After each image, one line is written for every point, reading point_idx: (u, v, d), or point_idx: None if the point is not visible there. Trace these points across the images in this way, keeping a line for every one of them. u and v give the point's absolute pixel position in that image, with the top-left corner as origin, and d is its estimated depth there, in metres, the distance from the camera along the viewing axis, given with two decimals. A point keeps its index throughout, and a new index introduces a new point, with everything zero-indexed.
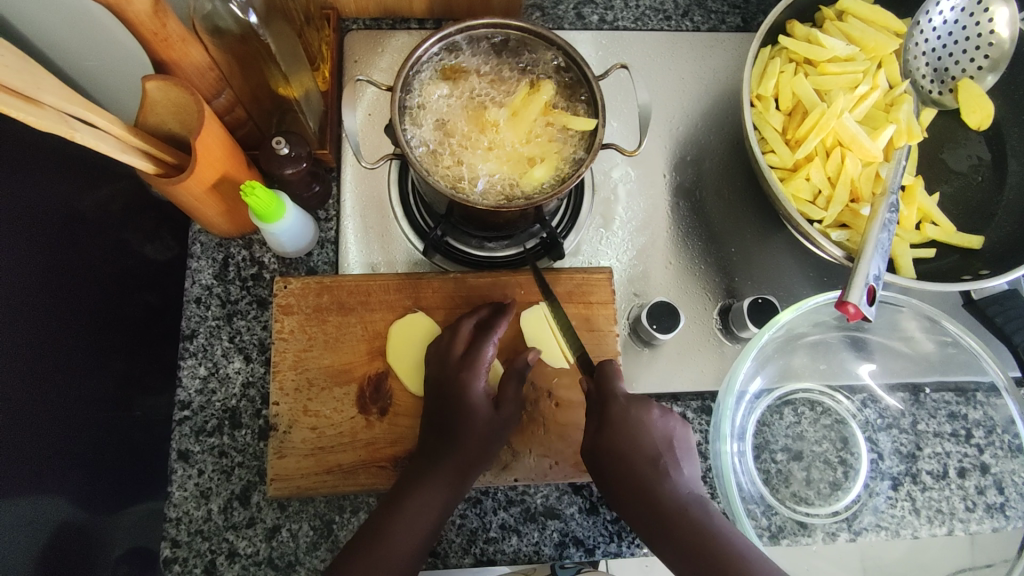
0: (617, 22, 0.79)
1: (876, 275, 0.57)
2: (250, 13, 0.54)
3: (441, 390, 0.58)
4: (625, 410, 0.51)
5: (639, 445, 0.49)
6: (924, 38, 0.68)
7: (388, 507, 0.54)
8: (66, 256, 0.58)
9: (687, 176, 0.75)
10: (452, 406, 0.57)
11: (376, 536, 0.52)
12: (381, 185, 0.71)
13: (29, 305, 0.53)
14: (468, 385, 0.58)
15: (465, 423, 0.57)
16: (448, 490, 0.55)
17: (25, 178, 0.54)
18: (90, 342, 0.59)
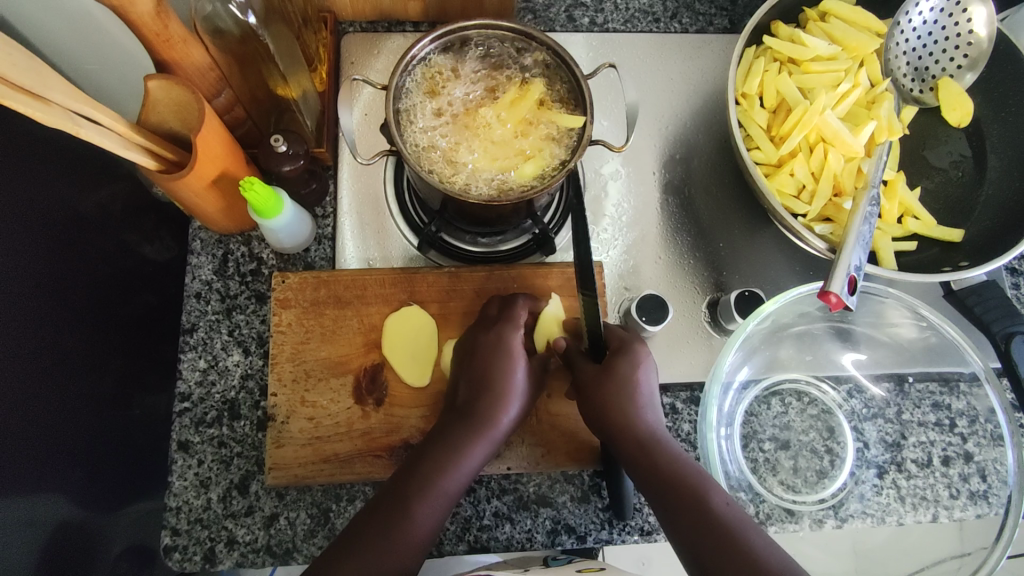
0: (608, 24, 0.81)
1: (857, 266, 0.59)
2: (249, 14, 0.56)
3: (477, 348, 0.62)
4: (607, 372, 0.58)
5: (627, 407, 0.56)
6: (904, 37, 0.70)
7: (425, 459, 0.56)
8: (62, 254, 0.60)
9: (676, 174, 0.77)
10: (494, 361, 0.60)
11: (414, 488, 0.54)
12: (377, 182, 0.72)
13: (26, 300, 0.56)
14: (506, 337, 0.61)
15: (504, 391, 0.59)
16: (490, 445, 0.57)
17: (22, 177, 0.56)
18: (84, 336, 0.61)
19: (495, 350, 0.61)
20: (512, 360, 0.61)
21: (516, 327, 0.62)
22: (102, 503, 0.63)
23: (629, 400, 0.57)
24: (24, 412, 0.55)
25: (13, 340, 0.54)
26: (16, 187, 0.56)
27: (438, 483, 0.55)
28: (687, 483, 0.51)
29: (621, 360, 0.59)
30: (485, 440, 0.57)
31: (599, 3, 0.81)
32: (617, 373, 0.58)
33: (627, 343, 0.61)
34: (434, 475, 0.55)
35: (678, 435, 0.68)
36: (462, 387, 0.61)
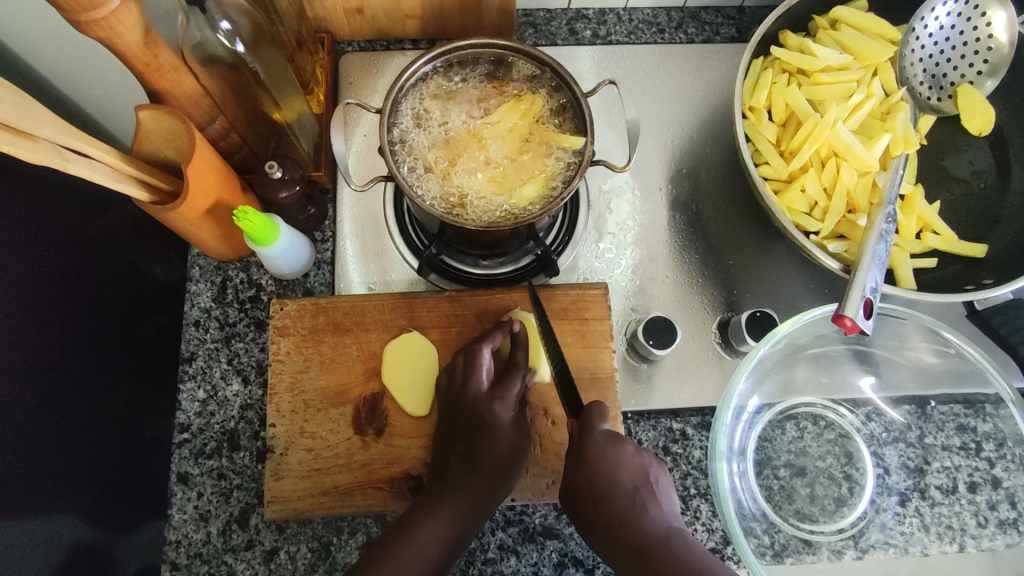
0: (611, 36, 0.79)
1: (873, 287, 0.56)
2: (237, 42, 0.56)
3: (456, 406, 0.59)
4: (602, 450, 0.51)
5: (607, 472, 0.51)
6: (920, 44, 0.67)
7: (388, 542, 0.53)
8: (67, 278, 0.61)
9: (683, 189, 0.74)
10: (478, 436, 0.57)
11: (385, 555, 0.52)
12: (376, 205, 0.71)
13: (33, 327, 0.56)
14: (498, 415, 0.58)
15: (496, 456, 0.57)
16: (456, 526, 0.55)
17: (18, 202, 0.57)
18: (83, 360, 0.61)
19: (478, 423, 0.57)
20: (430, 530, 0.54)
21: (508, 406, 0.58)
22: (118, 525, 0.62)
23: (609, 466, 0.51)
24: (35, 434, 0.54)
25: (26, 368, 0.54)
26: (19, 215, 0.56)
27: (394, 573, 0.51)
28: (675, 548, 0.46)
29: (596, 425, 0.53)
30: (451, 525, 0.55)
31: (602, 15, 0.80)
32: (605, 454, 0.51)
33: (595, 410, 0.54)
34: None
35: (688, 463, 0.65)
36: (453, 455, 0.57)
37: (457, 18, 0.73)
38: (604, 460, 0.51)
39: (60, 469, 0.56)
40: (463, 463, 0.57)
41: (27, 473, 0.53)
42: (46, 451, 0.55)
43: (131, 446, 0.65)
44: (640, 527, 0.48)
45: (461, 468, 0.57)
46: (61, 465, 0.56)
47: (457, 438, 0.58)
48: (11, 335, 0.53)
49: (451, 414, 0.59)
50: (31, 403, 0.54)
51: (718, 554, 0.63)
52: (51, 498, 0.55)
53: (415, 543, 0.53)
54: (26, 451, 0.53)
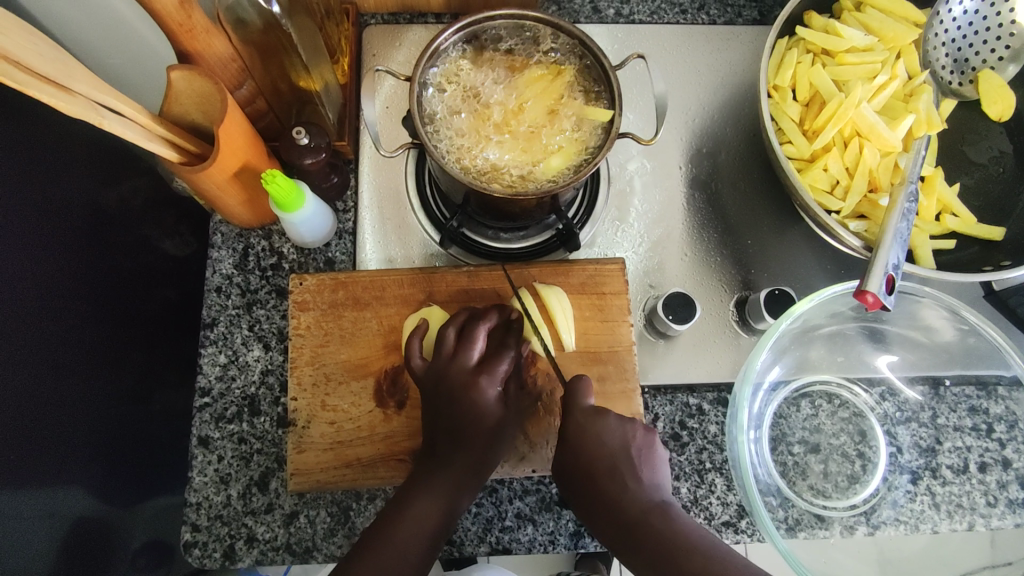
0: (634, 15, 0.79)
1: (895, 264, 0.56)
2: (274, 3, 0.55)
3: (443, 382, 0.56)
4: (580, 425, 0.53)
5: (589, 445, 0.52)
6: (944, 27, 0.68)
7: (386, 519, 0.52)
8: (74, 247, 0.61)
9: (703, 168, 0.75)
10: (463, 412, 0.55)
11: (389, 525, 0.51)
12: (398, 177, 0.71)
13: (37, 295, 0.56)
14: (481, 392, 0.55)
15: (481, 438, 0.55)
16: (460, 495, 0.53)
17: (34, 167, 0.57)
18: (90, 329, 0.61)
19: (464, 400, 0.55)
20: (421, 508, 0.52)
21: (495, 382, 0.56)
22: (120, 496, 0.64)
23: (586, 435, 0.52)
24: (42, 404, 0.55)
25: (27, 333, 0.54)
26: (34, 182, 0.57)
27: (393, 547, 0.50)
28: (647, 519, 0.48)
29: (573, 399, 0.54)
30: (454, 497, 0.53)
31: None
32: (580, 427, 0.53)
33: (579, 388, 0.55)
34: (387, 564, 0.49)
35: (704, 437, 0.66)
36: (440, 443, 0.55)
37: None
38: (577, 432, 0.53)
39: (64, 446, 0.58)
40: (451, 441, 0.55)
41: (29, 445, 0.54)
42: (53, 424, 0.57)
43: (135, 420, 0.67)
44: (615, 499, 0.49)
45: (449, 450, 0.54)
46: (67, 439, 0.58)
47: (442, 414, 0.55)
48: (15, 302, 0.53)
49: (435, 393, 0.56)
50: (38, 375, 0.55)
51: (732, 527, 0.63)
52: (56, 468, 0.57)
53: (410, 518, 0.51)
54: (33, 423, 0.54)
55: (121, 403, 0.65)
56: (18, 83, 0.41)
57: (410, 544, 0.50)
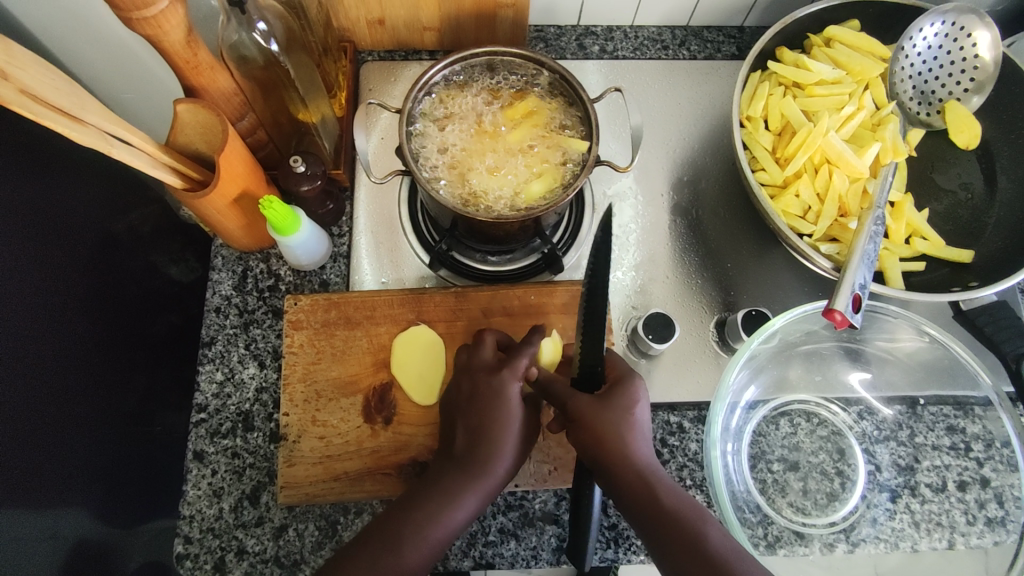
0: (618, 51, 0.84)
1: (862, 284, 0.59)
2: (272, 42, 0.60)
3: (477, 389, 0.58)
4: (616, 412, 0.54)
5: (623, 441, 0.52)
6: (909, 61, 0.71)
7: (408, 503, 0.52)
8: (85, 272, 0.64)
9: (684, 196, 0.78)
10: (485, 405, 0.56)
11: (411, 505, 0.52)
12: (391, 203, 0.75)
13: (50, 315, 0.59)
14: (503, 385, 0.57)
15: (506, 426, 0.56)
16: (478, 497, 0.53)
17: (50, 198, 0.61)
18: (98, 349, 0.65)
19: (488, 392, 0.57)
20: (457, 500, 0.52)
21: (515, 375, 0.58)
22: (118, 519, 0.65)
23: (623, 431, 0.53)
24: (49, 424, 0.58)
25: (39, 351, 0.57)
26: (47, 210, 0.60)
27: (427, 531, 0.50)
28: (692, 525, 0.47)
29: (620, 393, 0.55)
30: (471, 494, 0.52)
31: (609, 31, 0.84)
32: (621, 419, 0.53)
33: (623, 376, 0.58)
34: (420, 527, 0.50)
35: (685, 455, 0.67)
36: (461, 426, 0.57)
37: (472, 30, 0.77)
38: (620, 424, 0.53)
39: (70, 464, 0.60)
40: (470, 435, 0.56)
41: (39, 458, 0.56)
42: (61, 443, 0.59)
43: (139, 441, 0.69)
44: (663, 496, 0.49)
45: (468, 440, 0.55)
46: (71, 457, 0.60)
47: (464, 411, 0.57)
48: (30, 321, 0.57)
49: (467, 394, 0.58)
50: (46, 396, 0.58)
51: None
52: (61, 488, 0.59)
53: (437, 511, 0.51)
54: (39, 442, 0.57)
55: (123, 424, 0.68)
56: (35, 114, 0.45)
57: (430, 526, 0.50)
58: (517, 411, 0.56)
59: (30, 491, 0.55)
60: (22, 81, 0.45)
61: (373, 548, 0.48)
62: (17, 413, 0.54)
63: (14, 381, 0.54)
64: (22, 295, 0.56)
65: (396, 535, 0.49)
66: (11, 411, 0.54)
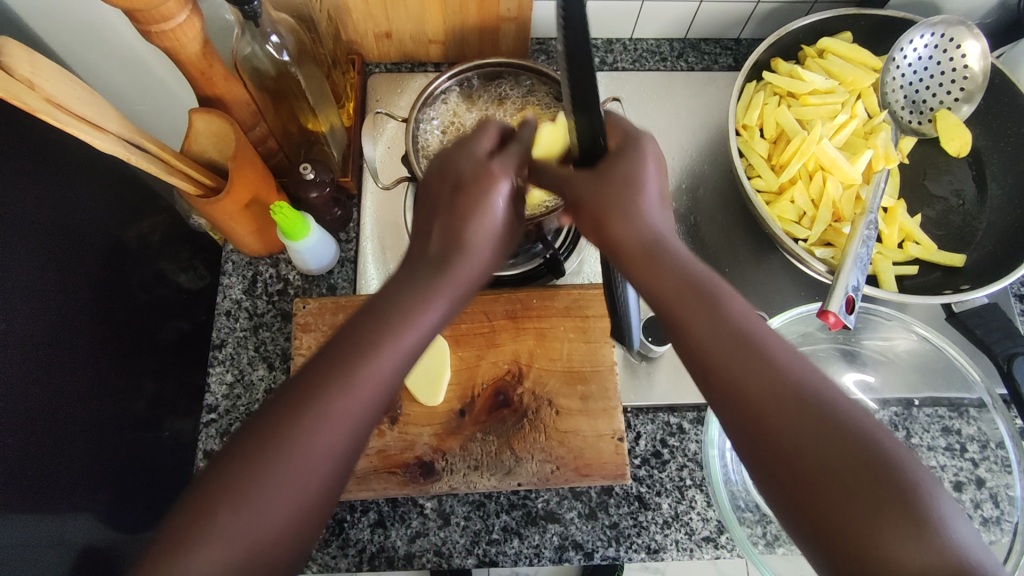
0: (616, 64, 0.86)
1: (855, 286, 0.60)
2: (284, 54, 0.62)
3: (458, 179, 0.45)
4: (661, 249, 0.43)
5: (672, 272, 0.41)
6: (900, 71, 0.73)
7: (331, 364, 0.39)
8: (99, 278, 0.67)
9: (683, 203, 0.80)
10: (467, 207, 0.44)
11: (325, 381, 0.39)
12: (397, 210, 0.77)
13: (66, 318, 0.61)
14: (489, 191, 0.45)
15: (481, 244, 0.44)
16: (443, 304, 0.42)
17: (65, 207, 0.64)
18: (111, 353, 0.67)
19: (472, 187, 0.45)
20: (414, 311, 0.41)
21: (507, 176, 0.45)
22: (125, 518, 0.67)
23: (677, 268, 0.42)
24: (63, 424, 0.60)
25: (55, 353, 0.59)
26: (63, 219, 0.63)
27: (332, 401, 0.38)
28: (755, 351, 0.38)
29: (614, 164, 0.45)
30: (440, 294, 0.42)
31: (609, 44, 0.87)
32: (626, 194, 0.44)
33: (628, 136, 0.47)
34: (326, 386, 0.39)
35: (685, 455, 0.69)
36: (438, 227, 0.44)
37: (475, 43, 0.80)
38: (626, 202, 0.44)
39: (82, 465, 0.62)
40: (446, 234, 0.44)
41: (54, 456, 0.58)
42: (72, 444, 0.61)
43: (147, 446, 0.72)
44: (700, 333, 0.39)
45: (446, 235, 0.44)
46: (83, 457, 0.62)
47: (446, 203, 0.45)
48: (46, 324, 0.59)
49: (442, 177, 0.46)
50: (61, 397, 0.60)
51: (712, 542, 0.65)
52: (71, 488, 0.60)
53: (366, 371, 0.39)
54: (52, 442, 0.58)
55: (130, 428, 0.70)
56: (60, 123, 0.47)
57: (346, 404, 0.38)
58: (487, 261, 0.45)
59: (43, 491, 0.57)
60: (47, 91, 0.48)
61: (280, 407, 0.38)
62: (33, 412, 0.56)
63: (31, 382, 0.56)
64: (40, 298, 0.58)
65: (321, 379, 0.39)
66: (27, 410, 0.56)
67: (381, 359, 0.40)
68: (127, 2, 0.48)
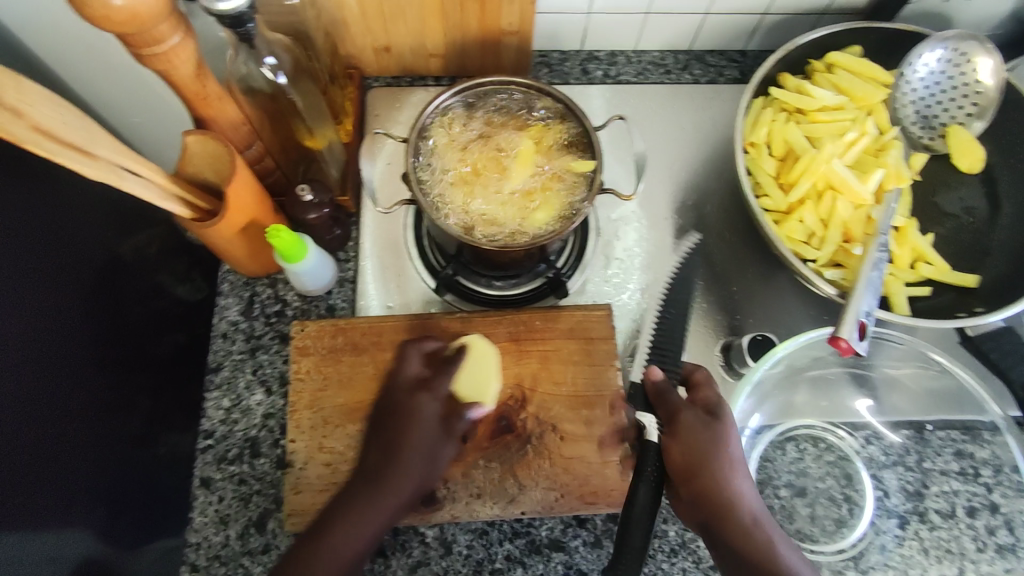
0: (620, 76, 0.84)
1: (867, 312, 0.59)
2: (280, 74, 0.61)
3: (391, 411, 0.61)
4: (699, 426, 0.58)
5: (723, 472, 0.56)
6: (911, 87, 0.71)
7: (333, 511, 0.57)
8: (94, 295, 0.64)
9: (688, 219, 0.78)
10: (400, 425, 0.60)
11: (334, 527, 0.56)
12: (396, 229, 0.76)
13: (61, 338, 0.59)
14: (420, 408, 0.61)
15: (416, 452, 0.59)
16: (395, 507, 0.58)
17: (53, 219, 0.62)
18: (110, 372, 0.64)
19: (402, 414, 0.60)
20: (367, 518, 0.57)
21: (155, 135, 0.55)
22: (126, 540, 0.61)
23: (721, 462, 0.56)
24: (63, 451, 0.57)
25: (50, 376, 0.57)
26: (52, 235, 0.61)
27: (325, 555, 0.54)
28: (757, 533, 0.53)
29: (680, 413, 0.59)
30: (393, 501, 0.58)
31: (612, 56, 0.85)
32: (711, 453, 0.56)
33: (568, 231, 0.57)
34: (333, 537, 0.55)
35: None
36: (373, 446, 0.60)
37: (476, 57, 0.78)
38: (711, 450, 0.57)
39: (78, 485, 0.57)
40: (382, 457, 0.59)
41: (53, 484, 0.55)
42: (76, 471, 0.57)
43: (141, 463, 0.65)
44: (678, 456, 0.57)
45: (375, 463, 0.59)
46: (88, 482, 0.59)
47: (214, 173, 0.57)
48: (42, 347, 0.56)
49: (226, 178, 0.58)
50: (61, 422, 0.57)
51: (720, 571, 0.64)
52: (68, 510, 0.56)
53: (364, 513, 0.57)
54: (53, 470, 0.55)
55: (124, 444, 0.65)
56: (48, 153, 0.46)
57: (350, 537, 0.55)
58: (429, 434, 0.60)
59: (41, 517, 0.53)
60: (35, 118, 0.46)
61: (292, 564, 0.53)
62: (32, 438, 0.53)
63: (29, 407, 0.54)
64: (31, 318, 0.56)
65: (400, 478, 0.58)
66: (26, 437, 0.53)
67: (430, 472, 0.60)
68: (116, 26, 0.46)
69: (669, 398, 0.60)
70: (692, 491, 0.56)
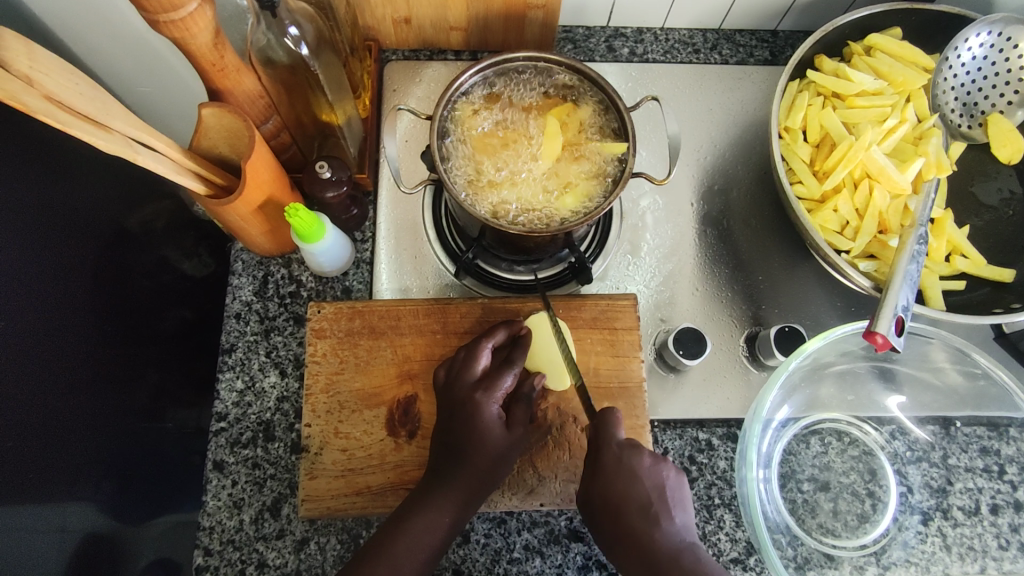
0: (647, 54, 0.81)
1: (905, 306, 0.57)
2: (302, 45, 0.58)
3: (453, 414, 0.58)
4: (618, 459, 0.52)
5: (633, 486, 0.51)
6: (952, 73, 0.69)
7: (393, 523, 0.54)
8: (98, 268, 0.62)
9: (714, 205, 0.76)
10: (465, 427, 0.57)
11: (389, 537, 0.53)
12: (414, 210, 0.73)
13: (64, 313, 0.57)
14: (483, 408, 0.57)
15: (485, 457, 0.56)
16: (455, 511, 0.55)
17: (57, 184, 0.59)
18: (114, 347, 0.62)
19: (464, 417, 0.57)
20: (426, 528, 0.54)
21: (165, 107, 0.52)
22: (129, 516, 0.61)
23: (640, 478, 0.51)
24: (65, 427, 0.55)
25: (52, 351, 0.55)
26: (60, 205, 0.58)
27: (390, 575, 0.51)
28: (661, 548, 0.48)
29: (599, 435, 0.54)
30: (452, 508, 0.55)
31: (639, 33, 0.82)
32: (617, 475, 0.51)
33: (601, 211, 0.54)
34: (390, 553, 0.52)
35: (714, 473, 0.66)
36: (443, 446, 0.57)
37: (500, 31, 0.75)
38: (625, 474, 0.51)
39: (82, 459, 0.57)
40: (456, 458, 0.56)
41: (52, 460, 0.53)
42: (76, 446, 0.56)
43: (149, 436, 0.65)
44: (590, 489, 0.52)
45: (446, 467, 0.56)
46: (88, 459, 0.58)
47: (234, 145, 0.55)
48: (43, 321, 0.55)
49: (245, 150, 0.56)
50: (60, 397, 0.55)
51: (740, 564, 0.63)
52: (72, 480, 0.55)
53: (414, 529, 0.53)
54: (52, 445, 0.54)
55: (127, 421, 0.63)
56: (62, 123, 0.43)
57: (413, 550, 0.52)
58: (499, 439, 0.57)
59: (41, 487, 0.52)
60: (46, 87, 0.43)
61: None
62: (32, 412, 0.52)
63: (29, 381, 0.52)
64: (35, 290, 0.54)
65: (467, 485, 0.55)
66: (23, 411, 0.51)
67: (502, 475, 0.58)
68: None
69: (600, 429, 0.54)
70: (612, 528, 0.51)
